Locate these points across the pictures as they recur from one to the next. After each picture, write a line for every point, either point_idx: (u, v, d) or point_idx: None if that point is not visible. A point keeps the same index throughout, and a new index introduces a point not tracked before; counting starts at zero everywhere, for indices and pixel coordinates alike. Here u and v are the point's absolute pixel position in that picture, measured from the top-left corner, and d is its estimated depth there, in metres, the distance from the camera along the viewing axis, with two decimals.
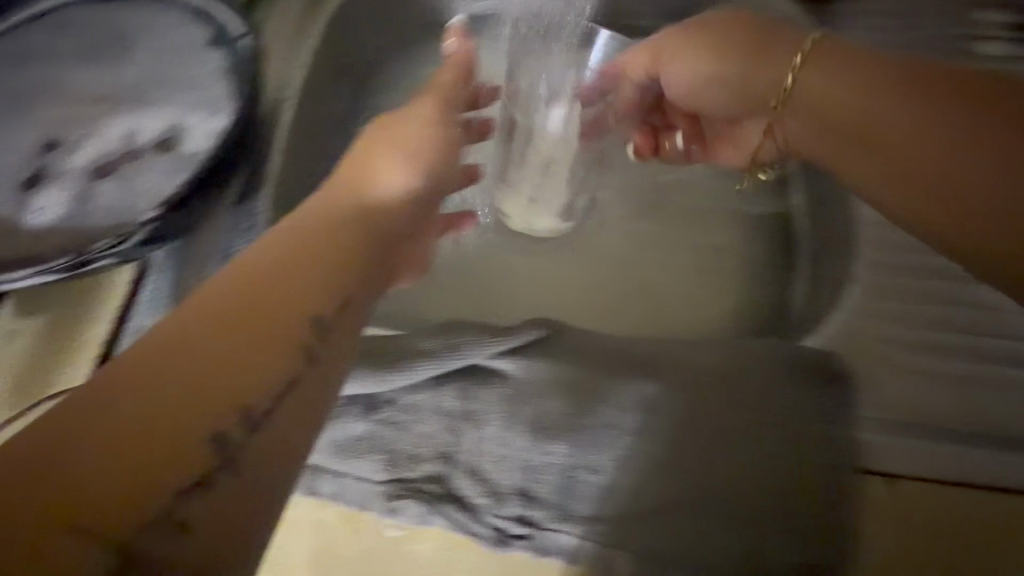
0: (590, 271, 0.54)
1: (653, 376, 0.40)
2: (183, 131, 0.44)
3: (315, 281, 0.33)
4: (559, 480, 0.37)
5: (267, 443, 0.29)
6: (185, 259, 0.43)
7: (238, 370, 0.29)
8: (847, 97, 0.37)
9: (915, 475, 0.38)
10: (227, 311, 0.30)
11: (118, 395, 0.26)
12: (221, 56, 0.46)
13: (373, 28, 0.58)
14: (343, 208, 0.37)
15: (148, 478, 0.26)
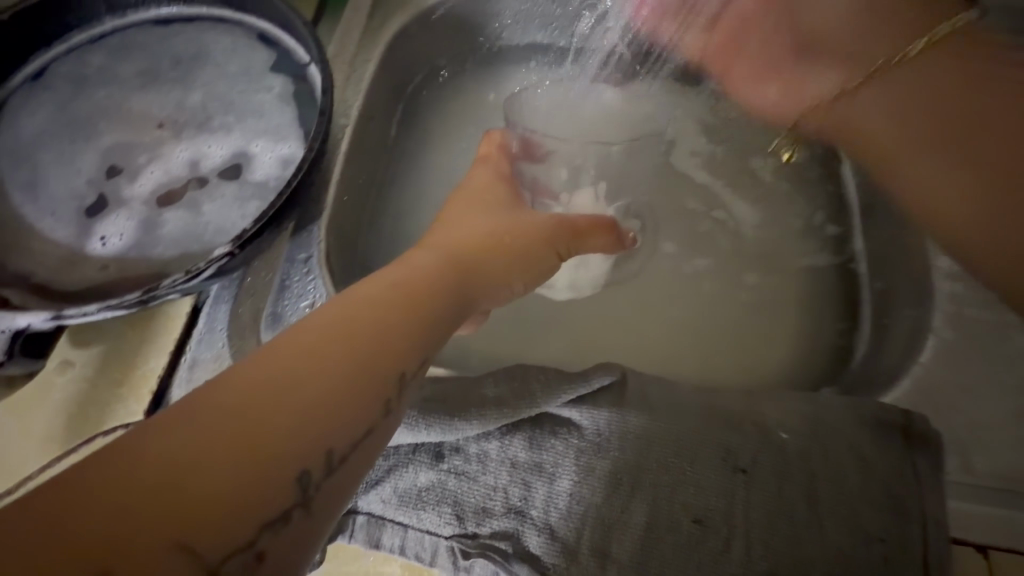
0: (653, 311, 0.55)
1: (719, 429, 0.38)
2: (251, 163, 0.44)
3: (412, 322, 0.32)
4: (635, 543, 0.35)
5: (337, 485, 0.27)
6: (248, 293, 0.44)
7: (327, 410, 0.27)
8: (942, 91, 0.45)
9: (1007, 547, 0.36)
10: (328, 342, 0.29)
11: (205, 415, 0.25)
12: (282, 83, 0.46)
13: (426, 58, 0.63)
14: (445, 249, 0.39)
15: (212, 526, 0.23)
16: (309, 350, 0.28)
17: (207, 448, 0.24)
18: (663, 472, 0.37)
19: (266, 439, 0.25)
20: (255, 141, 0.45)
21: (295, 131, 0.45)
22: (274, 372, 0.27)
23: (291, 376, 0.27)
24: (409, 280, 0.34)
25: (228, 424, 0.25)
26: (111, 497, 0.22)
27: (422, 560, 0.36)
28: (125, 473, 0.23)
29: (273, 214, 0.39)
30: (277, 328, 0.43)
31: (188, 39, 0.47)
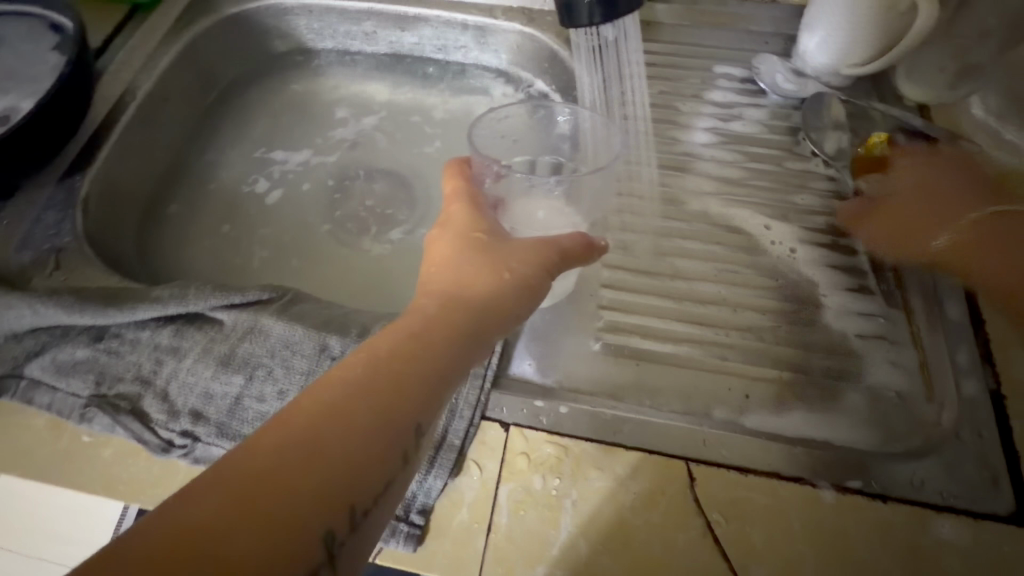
0: (389, 262, 0.66)
1: (333, 331, 0.48)
2: (16, 115, 0.56)
3: (441, 366, 0.35)
4: (228, 405, 0.44)
5: (362, 541, 0.30)
6: (4, 219, 0.56)
7: (361, 463, 0.30)
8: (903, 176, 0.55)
9: (531, 424, 0.45)
10: (337, 414, 0.30)
11: (282, 461, 0.28)
12: (58, 59, 0.60)
13: (235, 55, 0.76)
14: (445, 288, 0.40)
15: (282, 541, 0.26)
16: (344, 396, 0.31)
17: (280, 486, 0.27)
18: (269, 357, 0.46)
19: (318, 473, 0.28)
20: (24, 100, 0.57)
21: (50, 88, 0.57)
22: (319, 416, 0.30)
23: (332, 419, 0.30)
24: (431, 329, 0.37)
25: (269, 482, 0.27)
26: (215, 517, 0.26)
27: (58, 412, 0.44)
28: (238, 487, 0.27)
29: None
30: (24, 249, 0.55)
31: (6, 32, 0.62)
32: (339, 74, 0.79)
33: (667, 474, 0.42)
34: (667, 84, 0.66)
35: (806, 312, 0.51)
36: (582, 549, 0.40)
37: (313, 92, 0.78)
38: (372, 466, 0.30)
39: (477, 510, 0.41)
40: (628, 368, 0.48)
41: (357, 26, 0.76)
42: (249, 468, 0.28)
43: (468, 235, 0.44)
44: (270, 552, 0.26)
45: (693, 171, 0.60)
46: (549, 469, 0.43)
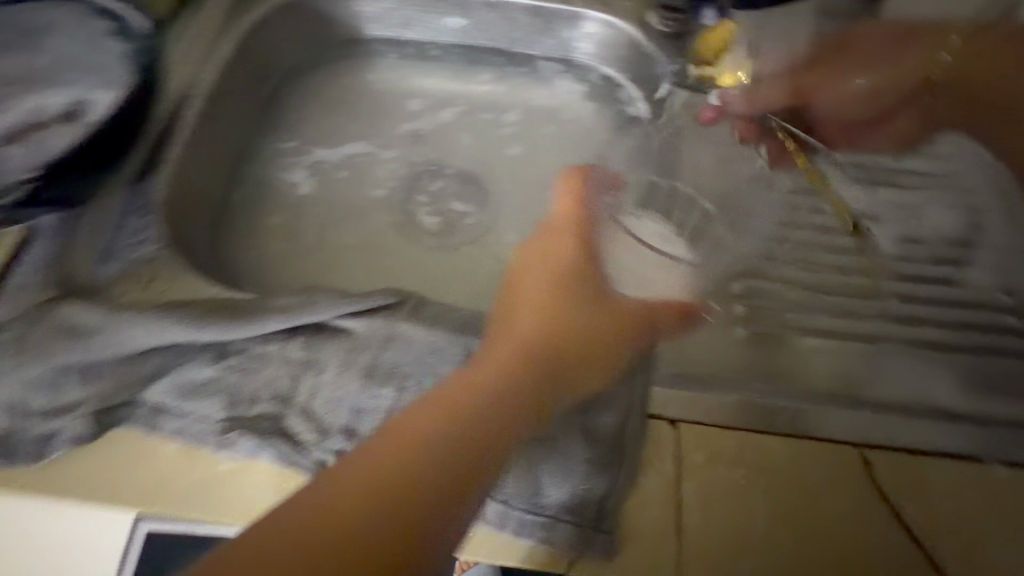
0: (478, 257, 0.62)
1: (475, 334, 0.45)
2: (90, 108, 0.52)
3: (461, 467, 0.35)
4: (382, 420, 0.41)
5: None
6: (78, 228, 0.50)
7: (357, 558, 0.31)
8: (923, 76, 0.56)
9: (701, 421, 0.43)
10: (354, 499, 0.32)
11: (281, 536, 0.31)
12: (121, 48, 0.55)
13: (289, 44, 0.71)
14: (537, 361, 0.42)
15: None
16: (379, 476, 0.33)
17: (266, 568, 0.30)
18: (416, 367, 0.43)
19: (318, 549, 0.31)
20: (93, 92, 0.53)
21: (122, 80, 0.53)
22: (341, 499, 0.32)
23: (313, 520, 0.32)
24: (481, 406, 0.39)
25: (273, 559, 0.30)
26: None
27: (191, 438, 0.40)
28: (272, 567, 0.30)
29: None
30: (107, 261, 0.49)
31: (50, 19, 0.55)
32: (398, 64, 0.74)
33: (846, 461, 0.42)
34: None
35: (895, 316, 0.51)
36: (777, 542, 0.39)
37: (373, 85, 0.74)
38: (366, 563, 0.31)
39: (664, 511, 0.40)
40: (776, 358, 0.48)
41: (419, 14, 0.72)
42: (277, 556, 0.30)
43: (569, 284, 0.45)
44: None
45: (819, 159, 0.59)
46: (731, 465, 0.41)
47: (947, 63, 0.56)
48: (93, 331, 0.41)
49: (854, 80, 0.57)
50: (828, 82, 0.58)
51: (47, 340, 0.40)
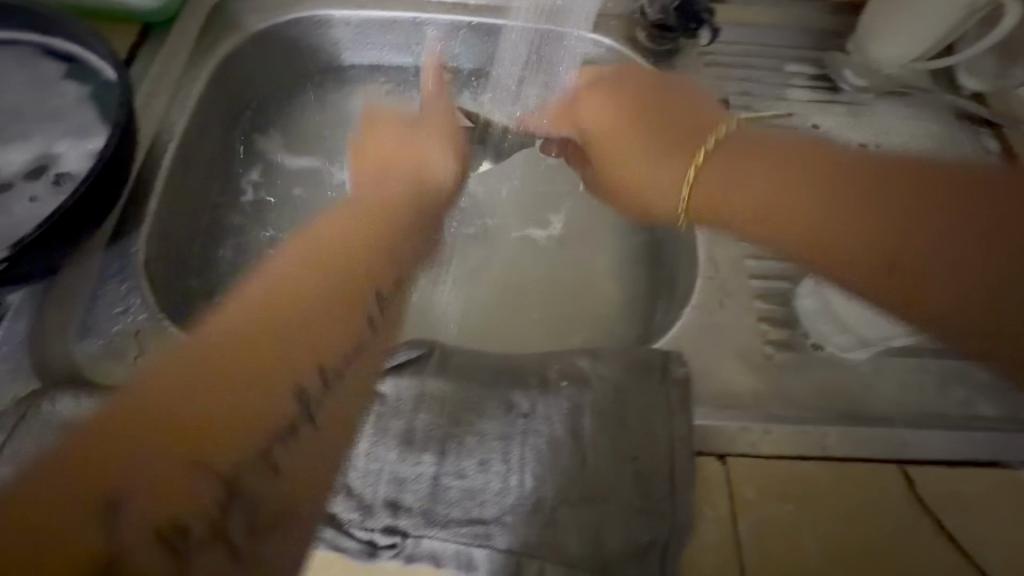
0: (501, 293, 0.60)
1: (510, 384, 0.44)
2: (56, 161, 0.46)
3: (256, 377, 0.33)
4: (427, 488, 0.39)
5: (301, 448, 0.33)
6: (54, 302, 0.45)
7: (192, 441, 0.30)
8: (799, 204, 0.41)
9: (747, 454, 0.43)
10: (154, 433, 0.30)
11: (144, 447, 0.29)
12: (77, 89, 0.49)
13: (262, 74, 0.66)
14: (313, 289, 0.38)
15: (205, 448, 0.30)
16: (270, 360, 0.34)
17: (116, 461, 0.28)
18: (455, 426, 0.41)
19: (152, 435, 0.29)
20: (60, 143, 0.47)
21: (90, 127, 0.48)
22: (256, 376, 0.33)
23: (168, 448, 0.30)
24: (309, 322, 0.37)
25: (122, 449, 0.29)
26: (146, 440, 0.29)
27: None
28: (193, 371, 0.32)
29: (60, 218, 0.41)
30: (87, 336, 0.45)
31: None
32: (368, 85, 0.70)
33: (887, 482, 0.43)
34: (745, 85, 0.66)
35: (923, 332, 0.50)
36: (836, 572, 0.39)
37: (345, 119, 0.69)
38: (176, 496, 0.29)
39: (723, 554, 0.39)
40: (810, 381, 0.48)
41: (399, 37, 0.68)
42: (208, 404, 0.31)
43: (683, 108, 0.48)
44: (144, 525, 0.28)
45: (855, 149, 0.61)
46: (779, 498, 0.42)
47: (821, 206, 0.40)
48: None
49: (752, 188, 0.43)
50: (724, 201, 0.43)
51: (37, 443, 0.35)
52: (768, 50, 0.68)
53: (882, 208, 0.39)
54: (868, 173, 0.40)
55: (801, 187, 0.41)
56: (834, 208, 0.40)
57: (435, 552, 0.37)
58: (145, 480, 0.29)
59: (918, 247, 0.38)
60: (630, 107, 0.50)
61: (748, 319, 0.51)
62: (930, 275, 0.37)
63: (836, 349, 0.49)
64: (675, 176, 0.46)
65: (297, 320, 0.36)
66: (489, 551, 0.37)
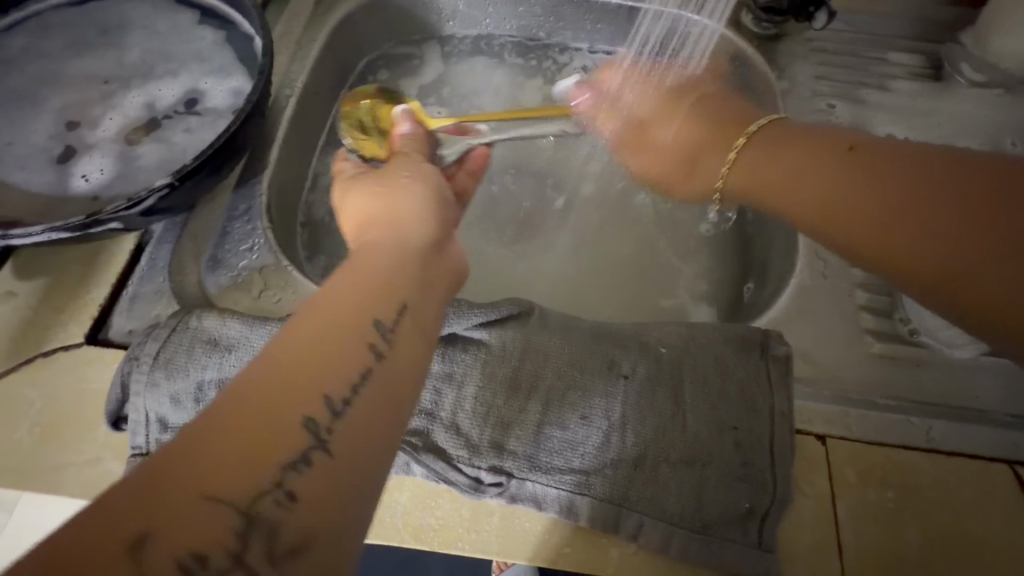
0: (587, 266, 0.60)
1: (609, 345, 0.44)
2: (204, 99, 0.50)
3: (333, 360, 0.31)
4: (531, 436, 0.40)
5: (351, 433, 0.29)
6: (191, 234, 0.49)
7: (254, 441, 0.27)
8: (825, 188, 0.38)
9: (846, 438, 0.43)
10: (200, 461, 0.25)
11: (184, 463, 0.25)
12: (216, 37, 0.53)
13: (369, 40, 0.69)
14: (371, 274, 0.35)
15: (271, 438, 0.27)
16: (302, 369, 0.29)
17: (163, 489, 0.24)
18: (558, 379, 0.42)
19: (207, 452, 0.26)
20: (204, 79, 0.51)
21: (231, 72, 0.51)
22: (284, 383, 0.29)
23: (221, 453, 0.26)
24: (369, 304, 0.33)
25: (178, 474, 0.25)
26: (162, 473, 0.25)
27: None
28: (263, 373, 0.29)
29: (213, 151, 0.44)
30: (218, 269, 0.48)
31: (142, 14, 0.53)
32: (466, 58, 0.72)
33: (994, 479, 0.42)
34: (853, 72, 0.64)
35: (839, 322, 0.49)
36: (937, 561, 0.39)
37: (443, 89, 0.70)
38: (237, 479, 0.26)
39: (820, 532, 0.39)
40: (913, 373, 0.47)
41: (500, 10, 0.70)
42: (231, 417, 0.27)
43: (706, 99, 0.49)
44: (166, 564, 0.23)
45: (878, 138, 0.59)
46: (880, 483, 0.41)
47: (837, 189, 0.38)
48: (234, 345, 0.39)
49: (782, 169, 0.41)
50: (745, 184, 0.44)
51: (188, 354, 0.39)
52: (877, 40, 0.67)
53: (936, 207, 0.34)
54: (932, 167, 0.35)
55: (829, 167, 0.38)
56: (864, 201, 0.36)
57: (537, 494, 0.39)
58: (187, 492, 0.24)
59: (955, 260, 0.33)
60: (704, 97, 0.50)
61: (845, 309, 0.49)
62: (969, 281, 0.32)
63: (939, 344, 0.47)
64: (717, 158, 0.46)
65: (348, 300, 0.33)
66: (589, 498, 0.39)
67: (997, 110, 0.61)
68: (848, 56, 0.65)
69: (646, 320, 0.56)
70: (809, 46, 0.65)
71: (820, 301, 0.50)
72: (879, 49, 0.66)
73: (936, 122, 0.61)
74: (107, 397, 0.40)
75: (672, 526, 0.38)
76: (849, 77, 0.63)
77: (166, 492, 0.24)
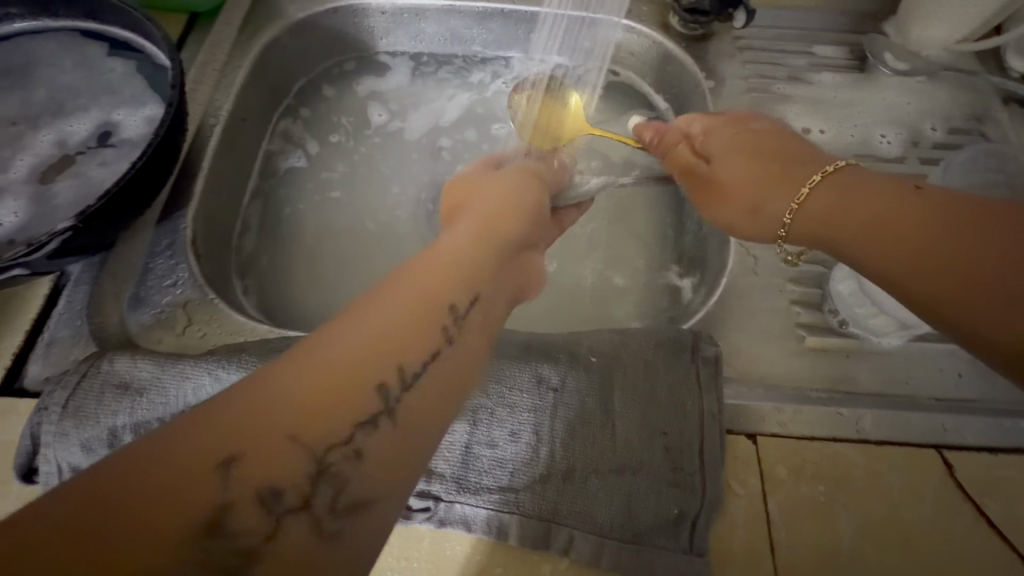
0: None
1: (538, 358, 0.44)
2: (117, 135, 0.49)
3: (418, 329, 0.31)
4: (459, 456, 0.40)
5: (419, 404, 0.30)
6: (110, 273, 0.48)
7: (334, 395, 0.27)
8: (901, 230, 0.35)
9: (775, 434, 0.43)
10: (289, 401, 0.26)
11: (265, 401, 0.26)
12: (130, 70, 0.52)
13: (299, 62, 0.68)
14: (466, 258, 0.37)
15: (356, 391, 0.28)
16: (390, 331, 0.30)
17: (244, 422, 0.25)
18: (485, 396, 0.42)
19: (288, 392, 0.26)
20: (117, 111, 0.50)
21: (146, 105, 0.50)
22: (370, 344, 0.29)
23: (302, 401, 0.26)
24: (455, 281, 0.34)
25: (258, 414, 0.25)
26: (243, 407, 0.25)
27: None
28: (350, 331, 0.29)
29: (118, 190, 0.43)
30: (139, 307, 0.47)
31: (54, 51, 0.52)
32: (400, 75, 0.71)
33: (923, 464, 0.42)
34: (780, 69, 0.65)
35: (767, 319, 0.49)
36: (870, 553, 0.39)
37: (380, 107, 0.70)
38: (316, 421, 0.26)
39: (754, 532, 0.39)
40: (843, 364, 0.47)
41: (430, 25, 0.69)
42: (318, 364, 0.27)
43: (766, 133, 0.46)
44: (251, 491, 0.24)
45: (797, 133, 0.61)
46: (811, 477, 0.41)
47: (916, 231, 0.34)
48: (147, 387, 0.38)
49: (863, 205, 0.37)
50: (812, 221, 0.40)
51: (98, 400, 0.38)
52: (801, 35, 0.68)
53: None
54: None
55: (911, 205, 0.36)
56: (959, 248, 0.33)
57: (464, 515, 0.38)
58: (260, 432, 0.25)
59: None
60: (756, 137, 0.46)
61: (774, 304, 0.50)
62: None
63: (867, 333, 0.47)
64: (781, 201, 0.42)
65: (442, 274, 0.34)
66: (519, 516, 0.38)
67: (919, 99, 0.63)
68: (773, 53, 0.66)
69: (585, 329, 0.56)
70: (736, 44, 0.66)
71: (749, 296, 0.50)
72: (804, 44, 0.67)
73: (857, 114, 0.62)
74: (17, 449, 0.38)
75: (603, 537, 0.38)
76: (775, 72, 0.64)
77: (245, 427, 0.25)
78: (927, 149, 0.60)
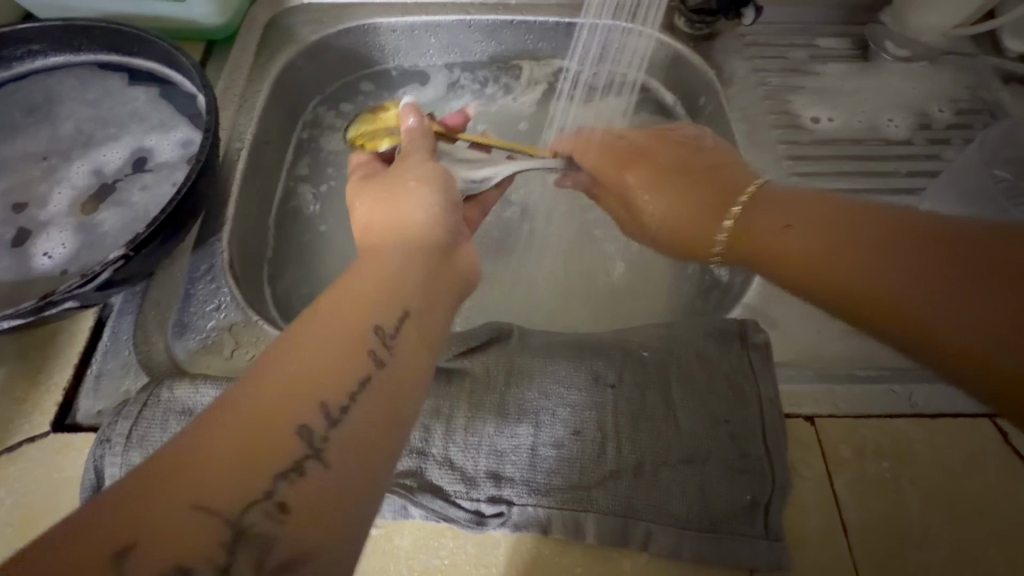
0: (561, 276, 0.61)
1: (591, 356, 0.44)
2: (151, 165, 0.49)
3: (333, 368, 0.29)
4: (525, 459, 0.40)
5: (351, 441, 0.28)
6: (153, 302, 0.47)
7: (244, 456, 0.25)
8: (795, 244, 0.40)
9: (829, 415, 0.44)
10: (184, 474, 0.24)
11: (160, 481, 0.24)
12: (157, 100, 0.52)
13: (314, 83, 0.69)
14: (370, 284, 0.33)
15: (269, 445, 0.26)
16: (297, 376, 0.28)
17: (143, 507, 0.23)
18: (545, 398, 0.42)
19: (185, 467, 0.24)
20: (148, 138, 0.50)
21: (178, 132, 0.50)
22: (278, 398, 0.27)
23: (203, 468, 0.24)
24: (367, 310, 0.31)
25: (155, 499, 0.23)
26: (141, 491, 0.23)
27: None
28: (262, 388, 0.27)
29: (167, 217, 0.43)
30: (185, 334, 0.47)
31: (80, 86, 0.52)
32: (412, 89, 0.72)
33: (979, 433, 0.43)
34: (786, 62, 0.67)
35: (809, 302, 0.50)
36: (939, 524, 0.39)
37: None
38: (222, 487, 0.24)
39: (825, 512, 0.40)
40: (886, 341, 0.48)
41: (439, 40, 0.70)
42: (221, 429, 0.25)
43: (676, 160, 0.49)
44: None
45: (810, 122, 0.62)
46: (871, 454, 0.42)
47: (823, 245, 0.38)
48: None
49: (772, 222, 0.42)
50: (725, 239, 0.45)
51: (162, 428, 0.37)
52: (803, 28, 0.70)
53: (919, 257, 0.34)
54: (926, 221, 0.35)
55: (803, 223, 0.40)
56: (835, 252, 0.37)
57: (538, 518, 0.38)
58: (164, 513, 0.23)
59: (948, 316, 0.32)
60: (671, 163, 0.49)
61: None
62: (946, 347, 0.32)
63: None
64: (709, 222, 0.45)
65: (347, 308, 0.31)
66: (595, 514, 0.38)
67: (922, 83, 0.65)
68: (779, 47, 0.68)
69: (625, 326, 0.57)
70: (742, 41, 0.68)
71: None
72: (806, 37, 0.69)
73: (867, 101, 0.64)
74: (80, 484, 0.38)
75: (681, 529, 0.38)
76: (782, 66, 0.66)
77: (144, 510, 0.23)
78: (936, 129, 0.62)
